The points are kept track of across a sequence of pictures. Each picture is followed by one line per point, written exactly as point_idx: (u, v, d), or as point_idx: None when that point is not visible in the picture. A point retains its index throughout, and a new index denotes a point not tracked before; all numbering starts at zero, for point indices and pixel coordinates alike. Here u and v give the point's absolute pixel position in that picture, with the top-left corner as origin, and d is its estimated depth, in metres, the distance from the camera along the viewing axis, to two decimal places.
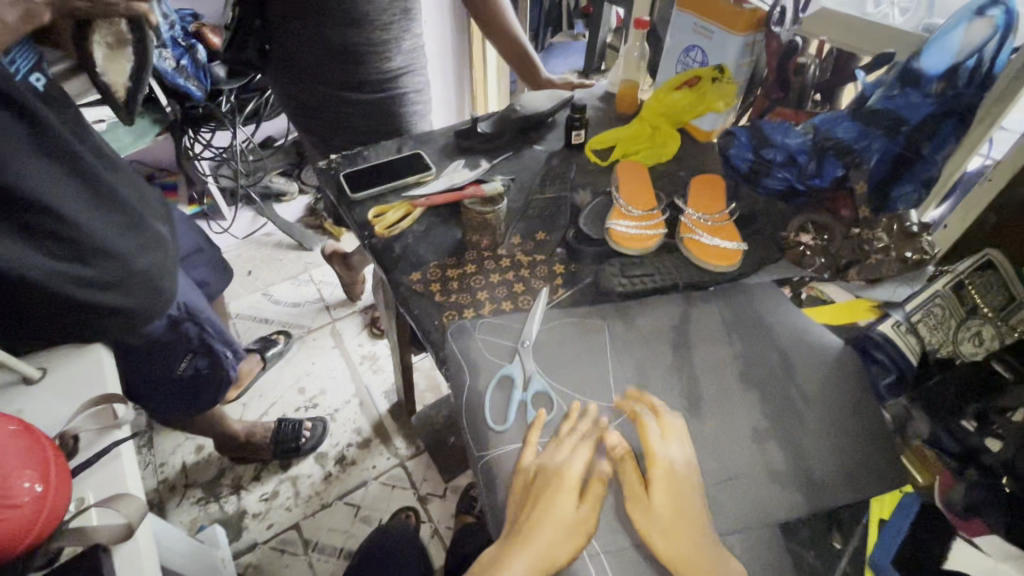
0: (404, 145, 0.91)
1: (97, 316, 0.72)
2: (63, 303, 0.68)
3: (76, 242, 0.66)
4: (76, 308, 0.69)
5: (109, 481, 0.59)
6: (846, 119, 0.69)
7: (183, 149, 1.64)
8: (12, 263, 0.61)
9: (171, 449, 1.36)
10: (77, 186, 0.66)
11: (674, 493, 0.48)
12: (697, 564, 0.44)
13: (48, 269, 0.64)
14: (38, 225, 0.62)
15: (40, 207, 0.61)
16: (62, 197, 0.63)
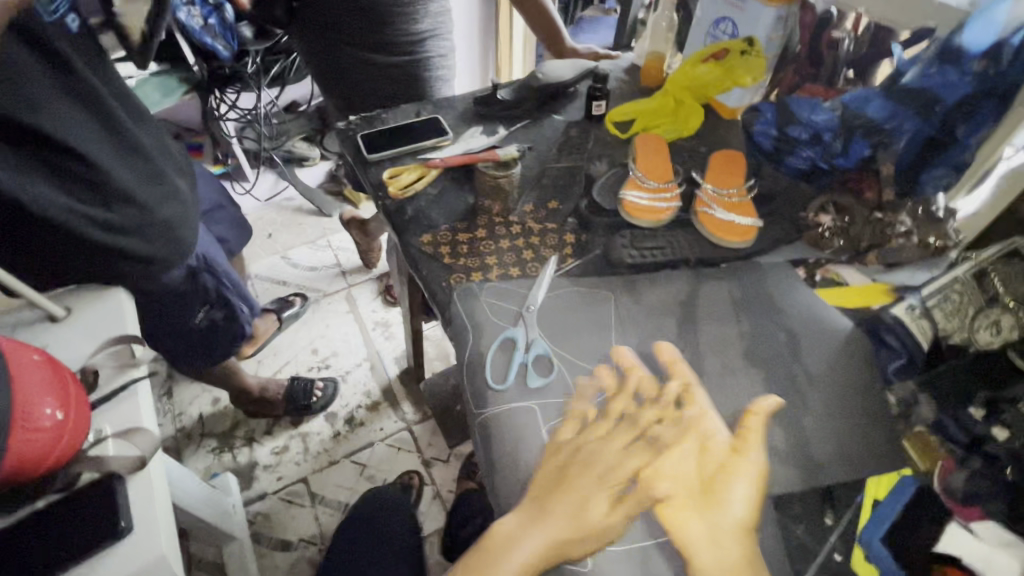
0: (422, 109, 0.90)
1: (117, 260, 0.75)
2: (86, 245, 0.71)
3: (101, 187, 0.68)
4: (99, 250, 0.72)
5: (125, 416, 0.61)
6: (878, 97, 0.67)
7: (209, 109, 1.68)
8: (39, 201, 0.64)
9: (188, 400, 1.41)
10: (105, 133, 0.68)
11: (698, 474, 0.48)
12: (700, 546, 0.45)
13: (72, 210, 0.67)
14: (64, 167, 0.64)
15: (68, 150, 0.63)
16: (89, 143, 0.65)
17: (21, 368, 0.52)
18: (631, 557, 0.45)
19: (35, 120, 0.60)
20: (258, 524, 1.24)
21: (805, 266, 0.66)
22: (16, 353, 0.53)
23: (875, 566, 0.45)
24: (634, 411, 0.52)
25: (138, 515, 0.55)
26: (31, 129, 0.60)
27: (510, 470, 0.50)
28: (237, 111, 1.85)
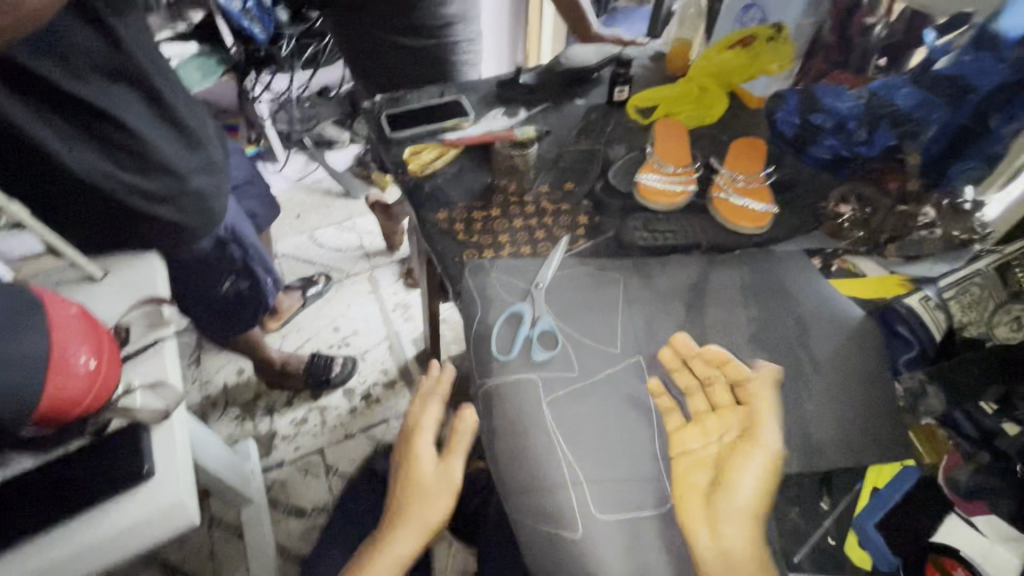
0: (446, 92, 0.91)
1: (154, 226, 0.79)
2: (126, 210, 0.75)
3: (140, 156, 0.72)
4: (136, 215, 0.77)
5: (152, 370, 0.65)
6: (906, 85, 0.66)
7: (245, 90, 1.74)
8: (82, 164, 0.68)
9: (215, 369, 1.47)
10: (146, 105, 0.71)
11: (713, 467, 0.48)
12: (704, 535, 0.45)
13: (113, 177, 0.71)
14: (106, 135, 0.68)
15: (109, 119, 0.67)
16: (130, 115, 0.69)
17: (61, 318, 0.56)
18: (619, 522, 0.47)
19: (78, 89, 0.64)
20: (276, 490, 1.29)
21: (821, 255, 0.67)
22: (58, 305, 0.57)
23: (869, 553, 0.46)
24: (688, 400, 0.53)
25: (161, 461, 0.59)
26: (75, 98, 0.64)
27: (509, 439, 0.52)
28: (272, 93, 1.92)
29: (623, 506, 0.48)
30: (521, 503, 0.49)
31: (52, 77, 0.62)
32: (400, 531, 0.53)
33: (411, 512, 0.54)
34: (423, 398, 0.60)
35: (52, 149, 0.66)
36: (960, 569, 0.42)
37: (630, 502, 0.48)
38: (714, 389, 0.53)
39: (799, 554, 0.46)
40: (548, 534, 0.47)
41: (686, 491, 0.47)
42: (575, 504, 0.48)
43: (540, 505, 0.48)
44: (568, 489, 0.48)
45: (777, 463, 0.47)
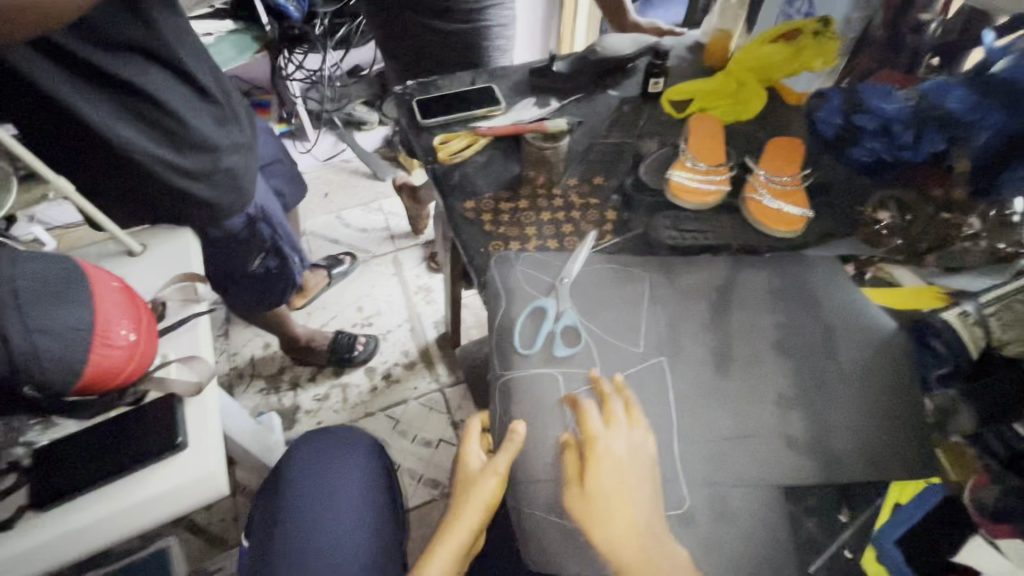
0: (478, 79, 0.90)
1: (191, 204, 0.81)
2: (165, 186, 0.77)
3: (176, 133, 0.73)
4: (175, 193, 0.79)
5: (187, 345, 0.68)
6: (960, 87, 0.61)
7: (277, 68, 1.75)
8: (123, 142, 0.70)
9: (243, 342, 1.52)
10: (182, 82, 0.72)
11: (611, 485, 0.47)
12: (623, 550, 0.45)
13: (153, 154, 0.73)
14: (145, 113, 0.70)
15: (147, 97, 0.69)
16: (166, 92, 0.70)
17: (102, 291, 0.58)
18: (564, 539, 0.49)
19: (118, 69, 0.66)
20: None
21: (855, 262, 0.65)
22: (99, 278, 0.59)
23: (886, 567, 0.44)
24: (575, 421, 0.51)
25: (194, 432, 0.62)
26: (116, 77, 0.66)
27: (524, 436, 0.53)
28: (303, 72, 1.93)
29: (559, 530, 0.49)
30: (531, 492, 0.50)
31: (91, 56, 0.64)
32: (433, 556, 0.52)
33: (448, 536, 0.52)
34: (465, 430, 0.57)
35: (93, 126, 0.68)
36: None
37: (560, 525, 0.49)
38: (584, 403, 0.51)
39: (814, 564, 0.45)
40: (559, 525, 0.49)
41: (586, 513, 0.47)
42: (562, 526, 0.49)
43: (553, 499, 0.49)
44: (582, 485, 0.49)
45: (642, 465, 0.48)
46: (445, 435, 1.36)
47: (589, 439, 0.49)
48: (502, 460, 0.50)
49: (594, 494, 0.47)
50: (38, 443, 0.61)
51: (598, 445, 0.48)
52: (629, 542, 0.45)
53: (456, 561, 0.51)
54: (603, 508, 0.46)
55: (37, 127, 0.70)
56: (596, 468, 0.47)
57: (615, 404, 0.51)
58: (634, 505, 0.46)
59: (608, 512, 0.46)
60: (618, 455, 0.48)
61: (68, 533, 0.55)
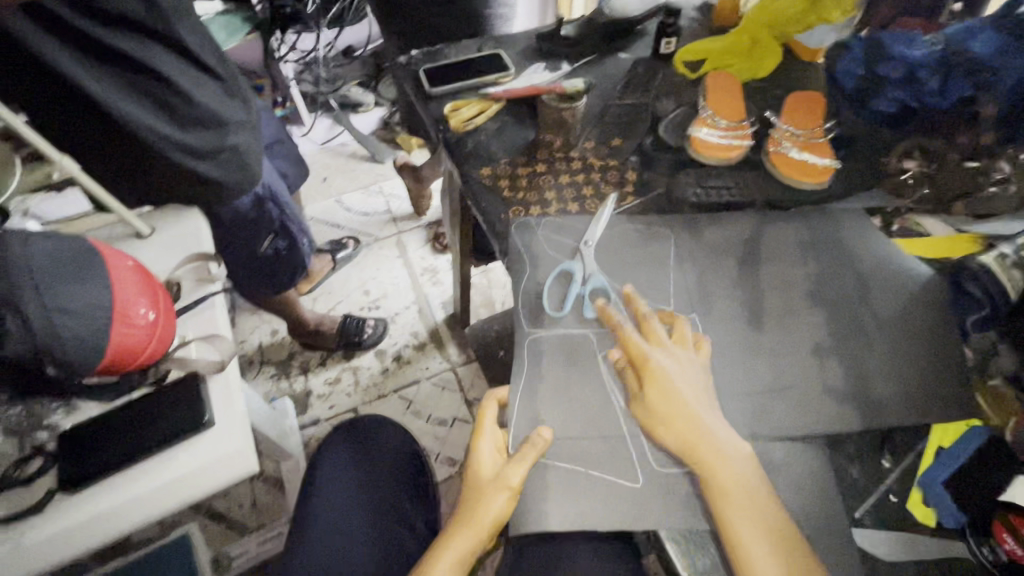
0: (484, 45, 0.87)
1: (196, 184, 0.79)
2: (170, 166, 0.75)
3: (180, 108, 0.71)
4: (181, 173, 0.76)
5: (205, 324, 0.66)
6: (987, 30, 0.62)
7: (269, 50, 1.71)
8: (126, 118, 0.68)
9: (250, 329, 1.51)
10: (186, 57, 0.70)
11: (672, 396, 0.48)
12: (700, 455, 0.45)
13: (156, 131, 0.71)
14: (148, 88, 0.68)
15: (149, 71, 0.67)
16: (167, 65, 0.68)
17: (117, 270, 0.57)
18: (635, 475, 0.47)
19: (116, 42, 0.64)
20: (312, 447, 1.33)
21: (881, 216, 0.64)
22: (113, 258, 0.58)
23: (931, 508, 0.45)
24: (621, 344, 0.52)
25: (220, 411, 0.61)
26: (116, 50, 0.64)
27: (558, 397, 0.51)
28: (296, 54, 1.88)
29: (626, 467, 0.48)
30: (566, 451, 0.49)
31: (88, 27, 0.61)
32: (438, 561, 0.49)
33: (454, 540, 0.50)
34: (478, 429, 0.54)
35: (97, 102, 0.65)
36: None
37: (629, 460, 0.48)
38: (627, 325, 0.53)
39: (860, 510, 0.45)
40: (598, 484, 0.47)
41: (654, 427, 0.47)
42: (634, 458, 0.48)
43: (596, 456, 0.48)
44: (628, 441, 0.49)
45: (694, 375, 0.49)
46: (459, 414, 1.36)
47: (641, 358, 0.50)
48: (518, 473, 0.47)
49: (655, 404, 0.48)
50: (62, 426, 0.60)
51: (651, 361, 0.49)
52: (703, 446, 0.46)
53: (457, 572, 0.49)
54: (665, 414, 0.47)
55: (37, 107, 0.68)
56: (653, 380, 0.48)
57: (657, 321, 0.53)
58: (699, 411, 0.47)
59: (672, 417, 0.47)
60: (670, 369, 0.49)
61: (99, 515, 0.55)
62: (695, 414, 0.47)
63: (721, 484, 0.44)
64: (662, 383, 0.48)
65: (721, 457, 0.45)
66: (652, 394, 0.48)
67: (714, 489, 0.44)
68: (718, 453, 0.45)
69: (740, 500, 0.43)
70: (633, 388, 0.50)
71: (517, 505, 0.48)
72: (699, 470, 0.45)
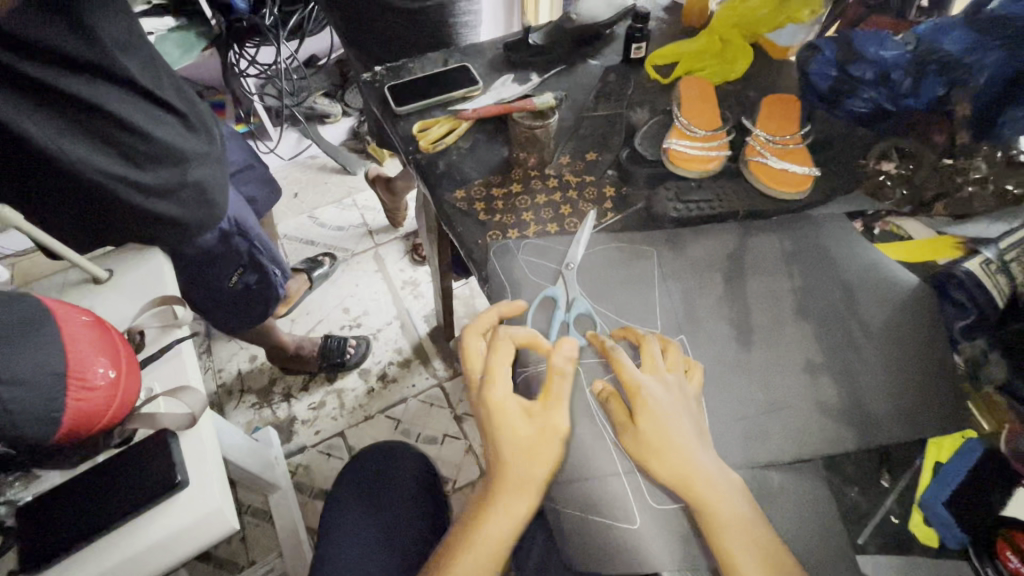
0: (450, 58, 0.84)
1: (155, 222, 0.74)
2: (125, 206, 0.70)
3: (137, 147, 0.67)
4: (139, 215, 0.72)
5: (173, 375, 0.63)
6: (957, 28, 0.60)
7: (229, 65, 1.64)
8: (72, 160, 0.63)
9: (227, 357, 1.46)
10: (139, 91, 0.66)
11: (664, 426, 0.45)
12: (695, 490, 0.43)
13: (107, 171, 0.66)
14: (98, 128, 0.64)
15: (99, 111, 0.63)
16: (117, 103, 0.63)
17: (71, 329, 0.53)
18: (632, 515, 0.46)
19: (61, 81, 0.59)
20: (300, 474, 1.29)
21: (862, 217, 0.63)
22: (66, 314, 0.54)
23: (934, 529, 0.44)
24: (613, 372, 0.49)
25: (193, 468, 0.57)
26: (59, 90, 0.59)
27: None
28: (257, 67, 1.82)
29: (626, 507, 0.46)
30: (560, 491, 0.47)
31: (29, 68, 0.57)
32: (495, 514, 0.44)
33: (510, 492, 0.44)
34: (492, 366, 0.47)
35: (40, 146, 0.61)
36: None
37: (625, 496, 0.46)
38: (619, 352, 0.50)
39: (863, 535, 0.44)
40: (598, 524, 0.45)
41: (646, 458, 0.45)
42: (630, 495, 0.46)
43: (591, 494, 0.47)
44: (622, 478, 0.47)
45: (686, 402, 0.47)
46: (449, 431, 1.34)
47: (631, 385, 0.47)
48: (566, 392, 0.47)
49: (647, 433, 0.45)
50: (22, 499, 0.57)
51: (642, 389, 0.47)
52: (698, 480, 0.44)
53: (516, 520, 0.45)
54: (658, 445, 0.45)
55: None
56: (644, 410, 0.46)
57: (651, 347, 0.50)
58: (693, 442, 0.45)
59: (664, 448, 0.45)
60: (661, 398, 0.46)
61: None
62: (689, 444, 0.45)
63: (717, 518, 0.42)
64: (655, 413, 0.46)
65: (715, 490, 0.43)
66: (644, 424, 0.45)
67: (711, 523, 0.42)
68: (714, 485, 0.43)
69: (738, 537, 0.42)
70: (622, 416, 0.47)
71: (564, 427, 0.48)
72: (694, 505, 0.43)
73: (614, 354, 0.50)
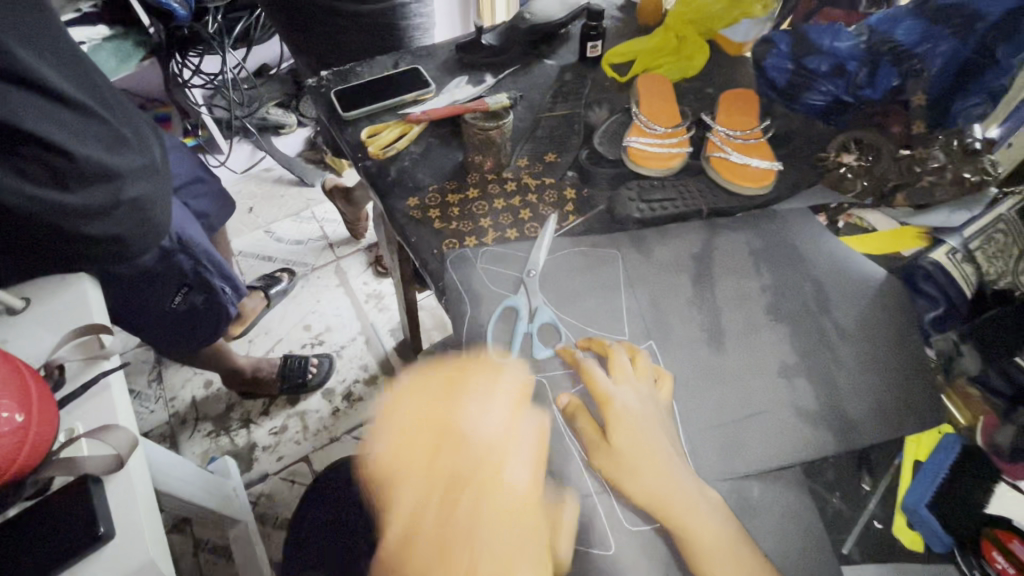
0: (401, 61, 0.80)
1: (88, 245, 0.67)
2: (53, 233, 0.64)
3: (58, 165, 0.60)
4: (66, 238, 0.65)
5: (100, 412, 0.56)
6: (908, 17, 0.60)
7: (171, 76, 1.56)
8: None
9: (180, 384, 1.37)
10: (59, 100, 0.59)
11: (636, 441, 0.44)
12: (670, 509, 0.41)
13: (30, 196, 0.59)
14: (10, 144, 0.56)
15: (11, 128, 0.55)
16: (35, 120, 0.56)
17: None
18: (610, 543, 0.42)
19: None
20: (262, 505, 1.21)
21: (825, 212, 0.63)
22: None
23: (919, 533, 0.42)
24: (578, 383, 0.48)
25: (120, 519, 0.51)
26: None
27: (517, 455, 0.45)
28: (203, 77, 1.73)
29: (608, 529, 0.42)
30: None
31: None
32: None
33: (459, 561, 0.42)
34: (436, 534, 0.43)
35: None
36: (1017, 541, 0.39)
37: (595, 522, 0.42)
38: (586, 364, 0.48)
39: (848, 544, 0.42)
40: (572, 555, 0.42)
41: (618, 474, 0.43)
42: (603, 519, 0.42)
43: (561, 521, 0.43)
44: (593, 500, 0.43)
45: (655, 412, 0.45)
46: None
47: (601, 397, 0.46)
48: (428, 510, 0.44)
49: (616, 448, 0.44)
50: None
51: (611, 402, 0.45)
52: (672, 499, 0.41)
53: None
54: (625, 457, 0.43)
55: None
56: (613, 423, 0.45)
57: (620, 357, 0.48)
58: (669, 457, 0.43)
59: (637, 464, 0.43)
60: (632, 410, 0.45)
61: None
62: (656, 454, 0.43)
63: (694, 540, 0.40)
64: (626, 426, 0.44)
65: (692, 511, 0.41)
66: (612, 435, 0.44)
67: (684, 537, 0.40)
68: (682, 496, 0.42)
69: (718, 559, 0.39)
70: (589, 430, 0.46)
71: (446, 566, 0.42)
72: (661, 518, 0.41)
73: (582, 364, 0.48)
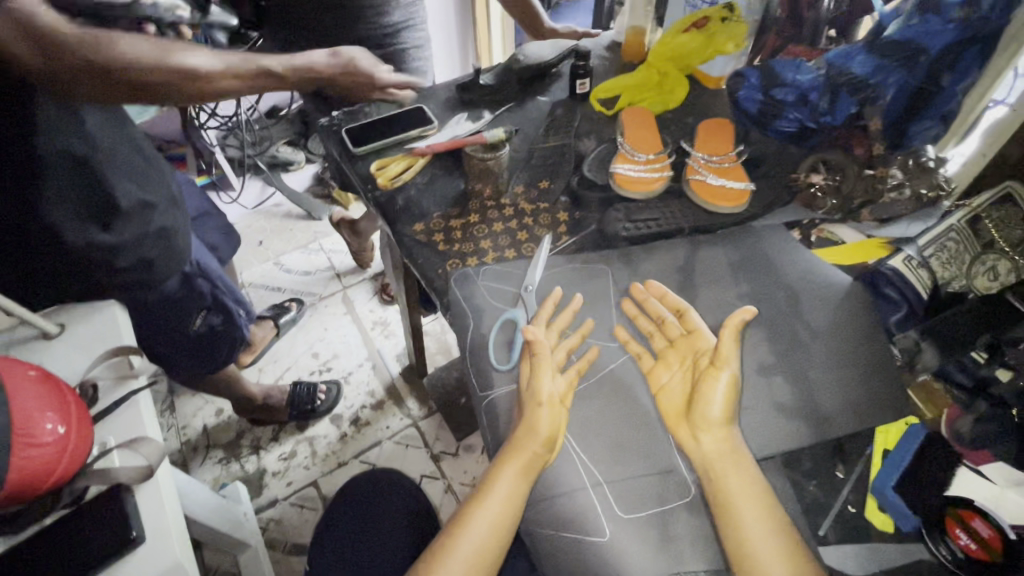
0: (406, 100, 0.88)
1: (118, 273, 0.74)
2: (91, 264, 0.71)
3: (102, 203, 0.67)
4: (99, 268, 0.72)
5: (129, 427, 0.60)
6: (861, 52, 0.66)
7: (188, 119, 1.66)
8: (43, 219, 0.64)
9: (192, 412, 1.40)
10: (102, 142, 0.66)
11: (722, 399, 0.49)
12: (723, 463, 0.46)
13: (75, 231, 0.67)
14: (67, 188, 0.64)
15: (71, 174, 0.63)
16: (92, 168, 0.64)
17: (14, 383, 0.50)
18: (632, 519, 0.46)
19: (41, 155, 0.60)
20: (272, 530, 1.23)
21: (799, 228, 0.68)
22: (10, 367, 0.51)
23: (889, 515, 0.46)
24: (673, 346, 0.55)
25: (151, 523, 0.55)
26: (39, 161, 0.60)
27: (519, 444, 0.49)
28: (217, 119, 1.84)
29: (647, 501, 0.46)
30: (540, 511, 0.48)
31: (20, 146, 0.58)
32: (506, 462, 0.49)
33: (525, 448, 0.49)
34: (532, 398, 0.51)
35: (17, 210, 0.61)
36: (978, 518, 0.43)
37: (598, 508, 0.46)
38: (697, 338, 0.55)
39: (824, 527, 0.47)
40: (573, 541, 0.45)
41: (694, 424, 0.49)
42: (598, 507, 0.46)
43: (561, 512, 0.47)
44: (590, 492, 0.47)
45: (737, 384, 0.51)
46: (427, 471, 1.30)
47: (720, 359, 0.51)
48: (562, 384, 0.52)
49: (698, 397, 0.50)
50: None
51: (723, 365, 0.51)
52: (728, 460, 0.47)
53: (511, 498, 0.48)
54: (706, 414, 0.49)
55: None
56: (714, 378, 0.51)
57: (727, 338, 0.52)
58: (730, 424, 0.49)
59: (706, 418, 0.48)
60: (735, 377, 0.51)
61: None
62: (728, 418, 0.49)
63: (730, 498, 0.45)
64: (717, 387, 0.50)
65: (736, 475, 0.46)
66: (700, 391, 0.50)
67: (722, 499, 0.45)
68: (740, 468, 0.46)
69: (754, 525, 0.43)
70: (674, 385, 0.53)
71: (526, 460, 0.48)
72: (713, 478, 0.46)
73: (694, 334, 0.55)
